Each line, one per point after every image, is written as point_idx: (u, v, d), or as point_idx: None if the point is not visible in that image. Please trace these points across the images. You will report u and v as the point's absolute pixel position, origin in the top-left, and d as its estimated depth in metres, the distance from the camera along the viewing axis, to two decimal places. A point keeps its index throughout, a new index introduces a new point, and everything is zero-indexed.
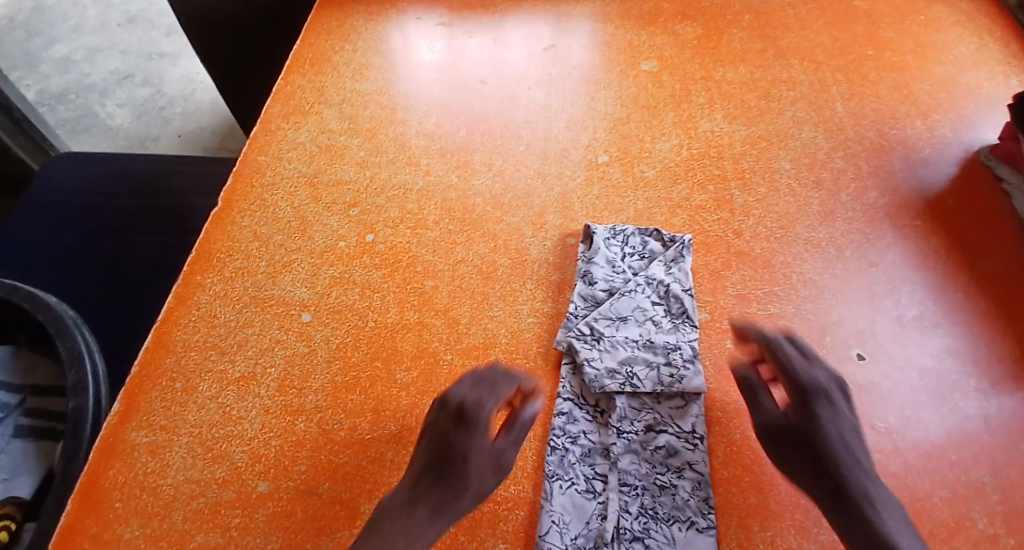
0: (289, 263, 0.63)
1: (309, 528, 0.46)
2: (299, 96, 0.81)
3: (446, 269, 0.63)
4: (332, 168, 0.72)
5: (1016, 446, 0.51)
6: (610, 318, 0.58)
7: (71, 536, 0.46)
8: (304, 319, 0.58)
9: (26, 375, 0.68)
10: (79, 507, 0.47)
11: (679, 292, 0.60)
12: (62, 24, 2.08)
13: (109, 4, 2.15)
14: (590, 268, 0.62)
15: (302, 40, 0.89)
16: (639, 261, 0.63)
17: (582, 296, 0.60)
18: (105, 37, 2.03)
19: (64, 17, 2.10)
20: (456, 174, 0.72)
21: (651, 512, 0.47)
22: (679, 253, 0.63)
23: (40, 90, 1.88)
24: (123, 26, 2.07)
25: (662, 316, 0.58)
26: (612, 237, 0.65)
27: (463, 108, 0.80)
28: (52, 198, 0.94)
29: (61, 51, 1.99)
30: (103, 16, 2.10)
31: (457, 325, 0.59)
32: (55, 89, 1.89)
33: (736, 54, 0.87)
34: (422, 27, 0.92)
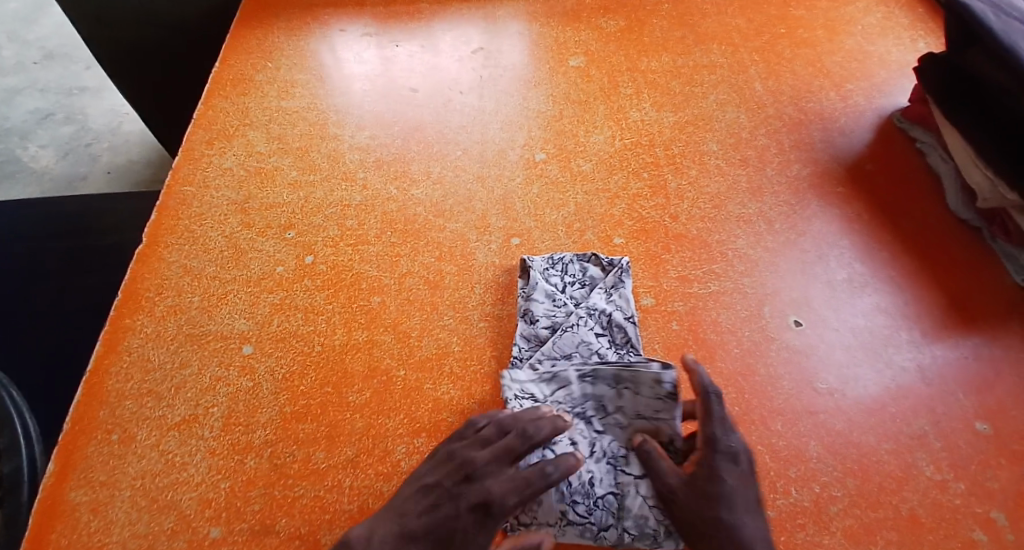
0: (225, 294, 0.61)
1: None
2: (221, 120, 0.79)
3: (392, 283, 0.62)
4: (262, 192, 0.70)
5: (950, 392, 0.53)
6: (555, 357, 0.55)
7: None
8: (245, 352, 0.56)
9: None
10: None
11: (621, 321, 0.57)
12: None
13: (19, 40, 2.04)
14: (530, 306, 0.58)
15: (222, 62, 0.87)
16: (581, 290, 0.60)
17: (524, 338, 0.57)
18: (18, 76, 1.93)
19: None
20: (394, 186, 0.71)
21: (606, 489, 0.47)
22: (619, 277, 0.60)
23: None
24: (37, 63, 1.97)
25: (607, 348, 0.55)
26: (550, 268, 0.62)
27: (396, 118, 0.79)
28: None
29: None
30: (14, 54, 1.99)
31: (408, 338, 0.58)
32: None
33: (658, 43, 0.88)
34: (346, 41, 0.91)
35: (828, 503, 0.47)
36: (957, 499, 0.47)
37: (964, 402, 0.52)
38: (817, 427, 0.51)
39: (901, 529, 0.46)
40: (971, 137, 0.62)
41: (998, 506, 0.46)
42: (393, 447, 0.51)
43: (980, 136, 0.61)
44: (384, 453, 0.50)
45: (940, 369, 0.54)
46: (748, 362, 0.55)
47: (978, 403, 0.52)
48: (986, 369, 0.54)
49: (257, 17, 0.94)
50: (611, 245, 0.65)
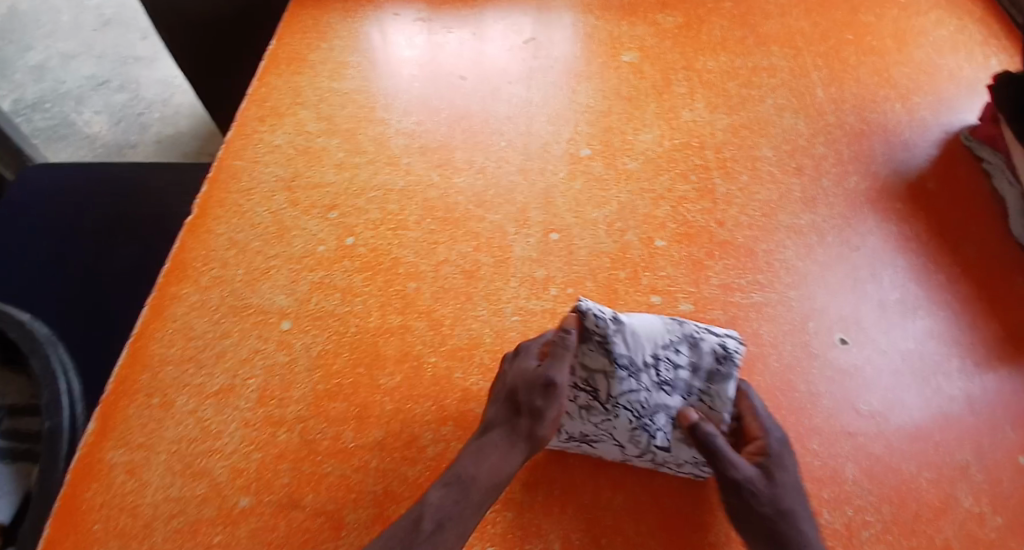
0: (266, 269, 0.62)
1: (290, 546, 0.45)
2: (272, 97, 0.80)
3: (429, 270, 0.62)
4: (308, 171, 0.71)
5: (1001, 425, 0.50)
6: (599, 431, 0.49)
7: None
8: (283, 328, 0.57)
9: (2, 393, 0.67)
10: (60, 522, 0.47)
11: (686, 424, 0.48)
12: (34, 30, 2.03)
13: (84, 8, 2.10)
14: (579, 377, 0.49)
15: (276, 39, 0.88)
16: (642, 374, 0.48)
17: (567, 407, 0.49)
18: (80, 42, 1.99)
19: (37, 23, 2.05)
20: (437, 173, 0.71)
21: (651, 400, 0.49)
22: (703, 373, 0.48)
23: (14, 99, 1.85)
24: (98, 31, 2.03)
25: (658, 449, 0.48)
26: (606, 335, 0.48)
27: (443, 105, 0.79)
28: (24, 208, 0.91)
29: (35, 58, 1.95)
30: (77, 21, 2.06)
31: (442, 326, 0.58)
32: (29, 97, 1.85)
33: (716, 43, 0.86)
34: (398, 24, 0.91)
35: (861, 530, 0.46)
36: (1001, 539, 0.45)
37: (1015, 438, 0.50)
38: (855, 451, 0.49)
39: None
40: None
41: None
42: (420, 434, 0.51)
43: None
44: (411, 438, 0.51)
45: (990, 401, 0.52)
46: (787, 378, 0.54)
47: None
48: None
49: None
50: (653, 247, 0.64)
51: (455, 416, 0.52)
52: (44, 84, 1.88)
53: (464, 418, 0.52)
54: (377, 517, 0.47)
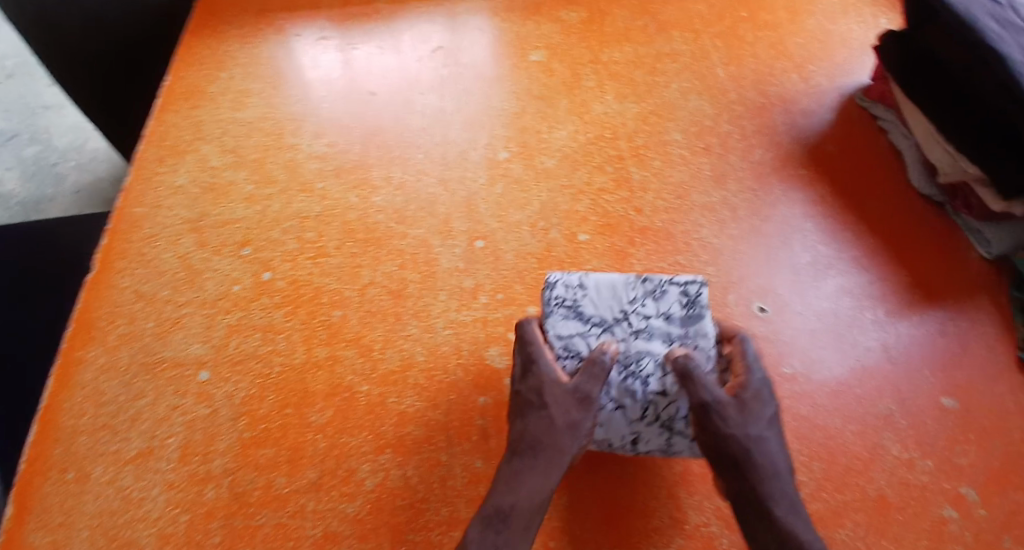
0: (180, 318, 0.59)
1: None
2: (172, 136, 0.76)
3: (354, 295, 0.60)
4: (217, 209, 0.68)
5: (915, 369, 0.53)
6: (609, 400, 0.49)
7: None
8: (201, 378, 0.55)
9: None
10: None
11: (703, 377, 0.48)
12: None
13: None
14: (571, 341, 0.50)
15: (172, 74, 0.84)
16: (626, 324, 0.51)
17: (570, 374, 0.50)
18: None
19: None
20: (354, 194, 0.69)
21: (639, 359, 0.49)
22: (688, 310, 0.51)
23: None
24: None
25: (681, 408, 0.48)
26: (580, 292, 0.52)
27: (355, 123, 0.77)
28: None
29: None
30: None
31: (371, 351, 0.56)
32: None
33: (619, 34, 0.87)
34: (302, 45, 0.88)
35: None
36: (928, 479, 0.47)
37: (932, 381, 0.52)
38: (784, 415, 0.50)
39: (870, 513, 0.45)
40: (932, 115, 0.61)
41: (966, 482, 0.47)
42: (357, 466, 0.49)
43: (940, 114, 0.59)
44: (348, 473, 0.49)
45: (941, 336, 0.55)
46: None
47: (940, 379, 0.52)
48: (951, 345, 0.54)
49: (207, 26, 0.91)
50: (576, 242, 0.64)
51: (391, 442, 0.51)
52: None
53: (400, 443, 0.51)
54: None
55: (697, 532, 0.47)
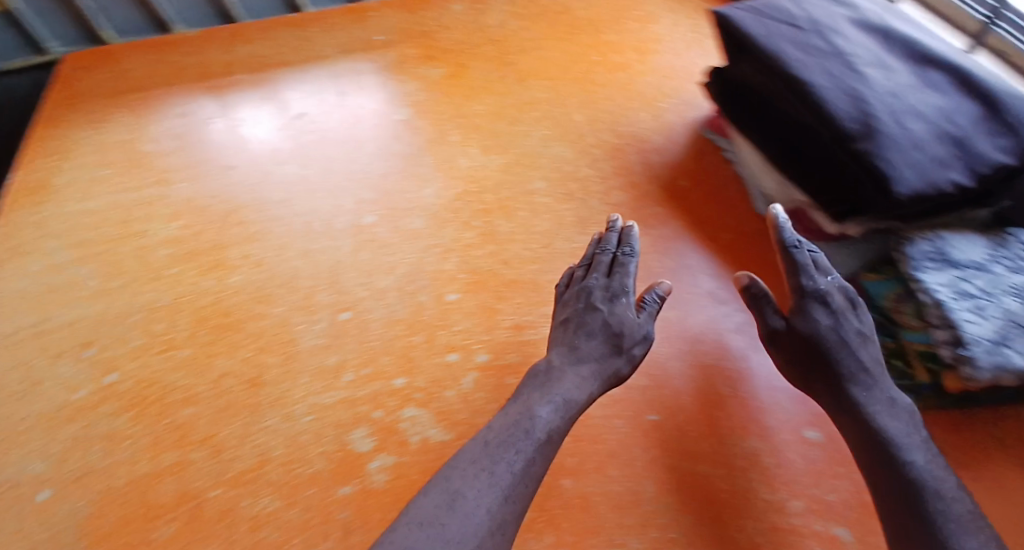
0: (14, 440, 0.54)
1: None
2: (12, 234, 0.71)
3: (208, 388, 0.57)
4: (59, 310, 0.64)
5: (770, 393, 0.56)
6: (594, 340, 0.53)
7: None
8: (39, 500, 0.50)
9: None
10: None
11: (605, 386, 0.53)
12: None
13: None
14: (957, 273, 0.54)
15: (19, 170, 0.79)
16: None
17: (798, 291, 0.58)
18: None
19: None
20: (212, 275, 0.66)
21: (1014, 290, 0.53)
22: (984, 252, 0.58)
23: None
24: None
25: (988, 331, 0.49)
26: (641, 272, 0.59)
27: (211, 201, 0.74)
28: None
29: None
30: None
31: (222, 451, 0.53)
32: None
33: (480, 86, 0.88)
34: (162, 126, 0.84)
35: (665, 546, 0.47)
36: (599, 517, 0.48)
37: (788, 407, 0.55)
38: (654, 464, 0.52)
39: None
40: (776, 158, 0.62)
41: (837, 522, 0.49)
42: None
43: (769, 140, 0.63)
44: None
45: None
46: None
47: (796, 403, 0.56)
48: None
49: (56, 112, 0.86)
50: (445, 302, 0.63)
51: None
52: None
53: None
54: None
55: None
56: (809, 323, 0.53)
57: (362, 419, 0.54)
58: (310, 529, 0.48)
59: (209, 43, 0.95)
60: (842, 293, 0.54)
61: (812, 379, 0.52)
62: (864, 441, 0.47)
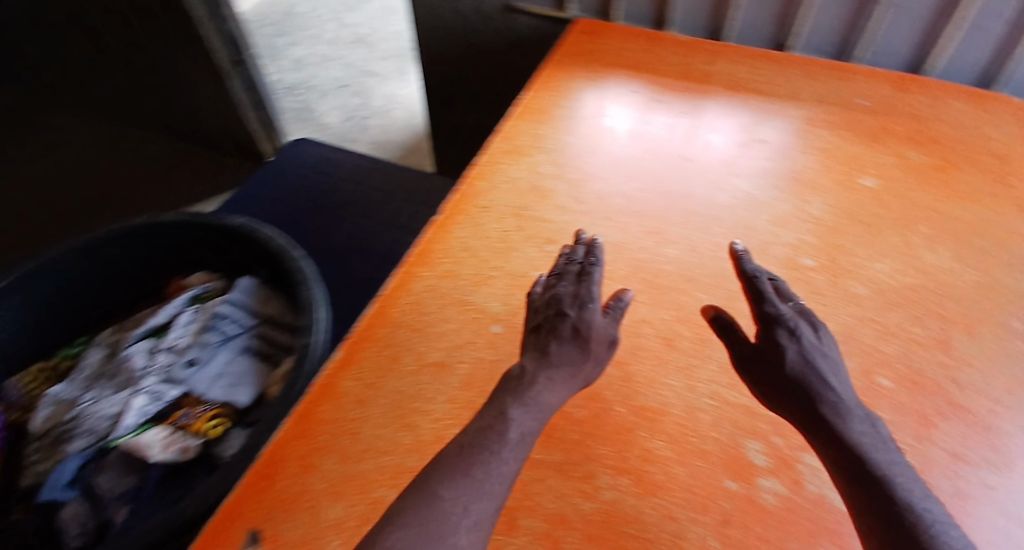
0: (487, 277, 0.70)
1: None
2: (515, 136, 0.87)
3: (630, 324, 0.64)
4: (536, 206, 0.78)
5: None
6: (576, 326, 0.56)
7: (309, 466, 0.55)
8: (495, 330, 0.65)
9: (265, 305, 1.01)
10: (292, 426, 0.58)
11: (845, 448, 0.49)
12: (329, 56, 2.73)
13: (375, 50, 2.78)
14: None
15: (529, 91, 0.94)
16: None
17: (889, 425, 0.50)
18: (376, 82, 2.63)
19: (330, 53, 2.75)
20: (652, 240, 0.73)
21: None
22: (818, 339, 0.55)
23: (308, 102, 2.52)
24: (388, 76, 2.66)
25: None
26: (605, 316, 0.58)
27: (665, 182, 0.80)
28: (302, 176, 1.27)
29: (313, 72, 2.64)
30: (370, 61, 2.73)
31: (633, 382, 0.60)
32: (321, 105, 2.51)
33: (973, 193, 0.78)
34: (634, 98, 0.92)
35: None
36: None
37: None
38: None
39: None
40: None
41: None
42: (597, 473, 0.54)
43: None
44: (588, 475, 0.54)
45: None
46: None
47: None
48: None
49: (568, 55, 1.00)
50: (872, 383, 0.60)
51: (633, 472, 0.54)
52: (342, 120, 2.47)
53: (641, 477, 0.53)
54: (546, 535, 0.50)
55: None
56: (774, 346, 0.54)
57: (759, 434, 0.56)
58: (690, 492, 0.53)
59: (693, 52, 0.99)
60: (799, 356, 0.53)
61: (807, 422, 0.50)
62: (848, 458, 0.46)
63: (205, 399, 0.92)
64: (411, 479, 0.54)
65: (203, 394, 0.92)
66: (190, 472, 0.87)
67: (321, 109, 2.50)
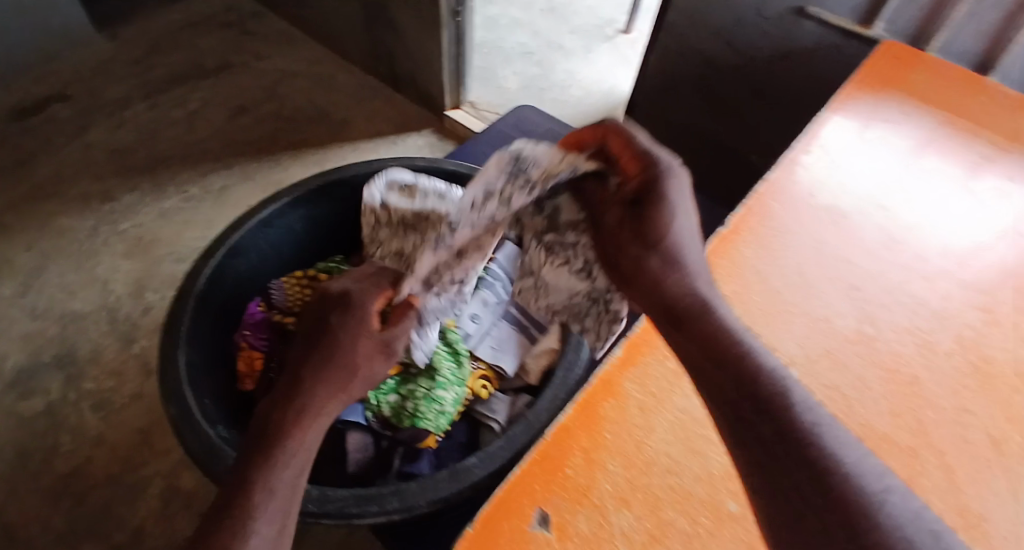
0: (785, 314, 0.67)
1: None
2: (816, 159, 0.83)
3: (951, 409, 0.61)
4: (844, 245, 0.74)
5: None
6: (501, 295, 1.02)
7: (579, 453, 0.56)
8: (790, 373, 0.63)
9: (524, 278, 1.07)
10: (576, 416, 0.58)
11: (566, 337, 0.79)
12: (526, 22, 2.73)
13: (572, 24, 2.74)
14: None
15: (831, 111, 0.89)
16: None
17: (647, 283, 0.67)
18: (569, 56, 2.60)
19: (527, 19, 2.74)
20: (976, 314, 0.68)
21: None
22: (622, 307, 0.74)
23: (501, 64, 2.55)
24: (583, 52, 2.63)
25: None
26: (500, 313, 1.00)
27: (993, 253, 0.74)
28: None
29: (510, 36, 2.66)
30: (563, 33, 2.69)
31: (953, 473, 0.56)
32: (512, 69, 2.53)
33: None
34: (955, 147, 0.86)
35: None
36: None
37: None
38: None
39: None
40: None
41: None
42: None
43: None
44: None
45: None
46: None
47: None
48: None
49: (876, 86, 0.93)
50: None
51: None
52: (521, 88, 2.47)
53: None
54: None
55: None
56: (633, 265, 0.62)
57: None
58: None
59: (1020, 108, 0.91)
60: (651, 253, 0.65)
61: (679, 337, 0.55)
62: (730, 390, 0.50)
63: (477, 357, 1.04)
64: (702, 510, 0.52)
65: (477, 353, 1.05)
66: (459, 424, 1.03)
67: (503, 73, 2.51)
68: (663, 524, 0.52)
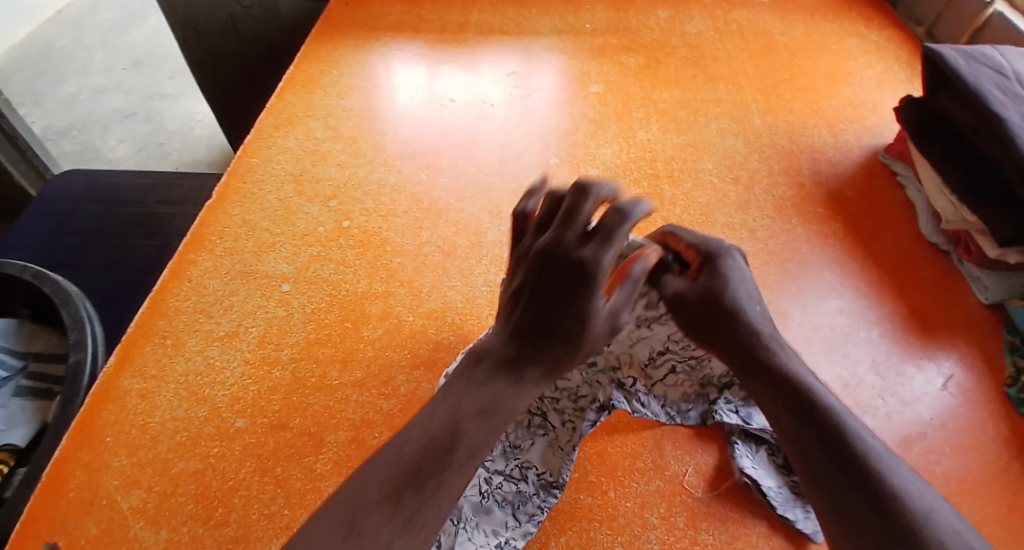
0: (273, 243, 0.73)
1: (261, 468, 0.54)
2: (288, 110, 0.91)
3: (413, 247, 0.73)
4: (314, 168, 0.82)
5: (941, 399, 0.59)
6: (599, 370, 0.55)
7: (67, 466, 0.54)
8: (283, 289, 0.68)
9: (31, 344, 1.00)
10: (72, 438, 0.56)
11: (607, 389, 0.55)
12: (111, 85, 2.48)
13: (163, 69, 2.56)
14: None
15: (295, 65, 0.98)
16: None
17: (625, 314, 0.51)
18: (173, 99, 2.43)
19: (110, 82, 2.49)
20: (425, 173, 0.83)
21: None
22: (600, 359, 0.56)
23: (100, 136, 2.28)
24: (187, 90, 2.48)
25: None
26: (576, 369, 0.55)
27: (437, 122, 0.90)
28: (90, 209, 1.21)
29: (97, 106, 2.39)
30: (158, 81, 2.51)
31: (420, 293, 0.68)
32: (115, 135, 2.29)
33: (671, 79, 0.97)
34: (401, 57, 1.01)
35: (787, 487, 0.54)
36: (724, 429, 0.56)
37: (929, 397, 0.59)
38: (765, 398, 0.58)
39: None
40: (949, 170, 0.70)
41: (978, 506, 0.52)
42: (396, 376, 0.61)
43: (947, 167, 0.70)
44: (388, 379, 0.60)
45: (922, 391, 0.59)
46: None
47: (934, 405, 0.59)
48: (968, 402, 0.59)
49: (331, 32, 1.05)
50: None
51: (427, 362, 0.62)
52: (134, 150, 2.25)
53: (435, 364, 0.62)
54: (353, 440, 0.56)
55: (676, 480, 0.54)
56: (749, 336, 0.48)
57: None
58: None
59: (446, 8, 1.10)
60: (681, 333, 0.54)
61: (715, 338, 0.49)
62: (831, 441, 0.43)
63: None
64: (209, 444, 0.55)
65: None
66: None
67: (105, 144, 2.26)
68: (174, 477, 0.53)
